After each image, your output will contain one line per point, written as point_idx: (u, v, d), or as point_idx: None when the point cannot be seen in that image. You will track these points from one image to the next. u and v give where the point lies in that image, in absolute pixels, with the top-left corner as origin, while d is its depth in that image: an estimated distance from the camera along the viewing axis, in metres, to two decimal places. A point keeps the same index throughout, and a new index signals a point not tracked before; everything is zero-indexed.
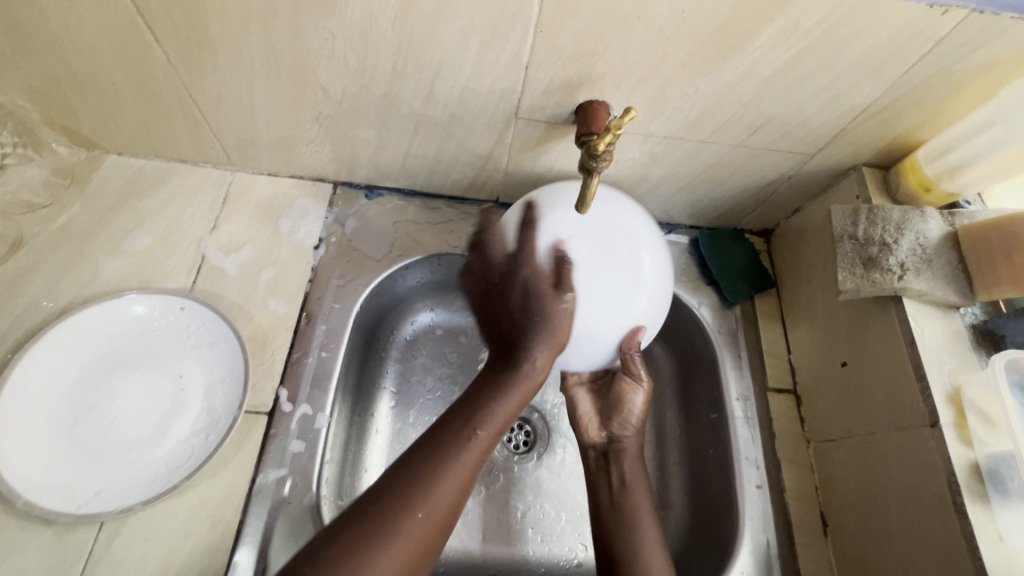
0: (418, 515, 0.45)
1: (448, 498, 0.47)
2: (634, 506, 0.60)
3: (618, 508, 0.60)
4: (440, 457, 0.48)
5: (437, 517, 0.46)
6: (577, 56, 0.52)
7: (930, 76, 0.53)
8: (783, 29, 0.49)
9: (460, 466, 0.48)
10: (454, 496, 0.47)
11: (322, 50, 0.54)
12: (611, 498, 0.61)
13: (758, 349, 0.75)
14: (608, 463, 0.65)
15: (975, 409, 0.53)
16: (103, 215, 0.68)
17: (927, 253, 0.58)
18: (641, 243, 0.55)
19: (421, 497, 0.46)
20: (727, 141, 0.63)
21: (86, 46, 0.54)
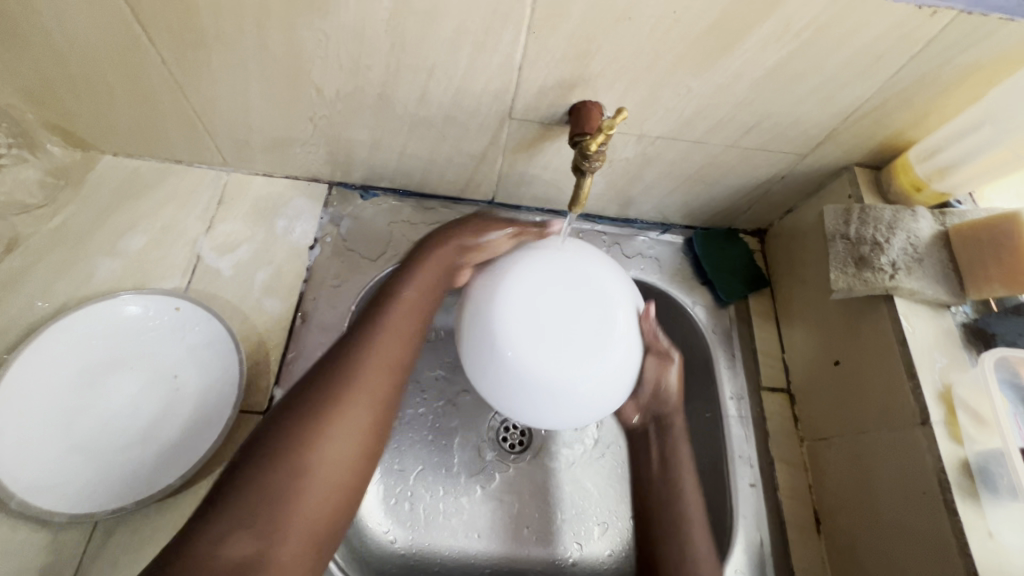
0: (352, 420, 0.49)
1: (377, 409, 0.51)
2: (683, 502, 0.64)
3: (665, 498, 0.65)
4: (359, 363, 0.52)
5: (365, 425, 0.50)
6: (569, 56, 0.53)
7: (920, 76, 0.54)
8: (774, 30, 0.49)
9: (375, 376, 0.52)
10: (364, 431, 0.50)
11: (316, 51, 0.54)
12: (659, 479, 0.67)
13: (752, 348, 0.75)
14: (651, 439, 0.69)
15: (966, 407, 0.54)
16: (98, 215, 0.68)
17: (918, 252, 0.59)
18: (573, 258, 0.52)
19: (353, 406, 0.50)
20: (720, 141, 0.64)
21: (80, 47, 0.54)
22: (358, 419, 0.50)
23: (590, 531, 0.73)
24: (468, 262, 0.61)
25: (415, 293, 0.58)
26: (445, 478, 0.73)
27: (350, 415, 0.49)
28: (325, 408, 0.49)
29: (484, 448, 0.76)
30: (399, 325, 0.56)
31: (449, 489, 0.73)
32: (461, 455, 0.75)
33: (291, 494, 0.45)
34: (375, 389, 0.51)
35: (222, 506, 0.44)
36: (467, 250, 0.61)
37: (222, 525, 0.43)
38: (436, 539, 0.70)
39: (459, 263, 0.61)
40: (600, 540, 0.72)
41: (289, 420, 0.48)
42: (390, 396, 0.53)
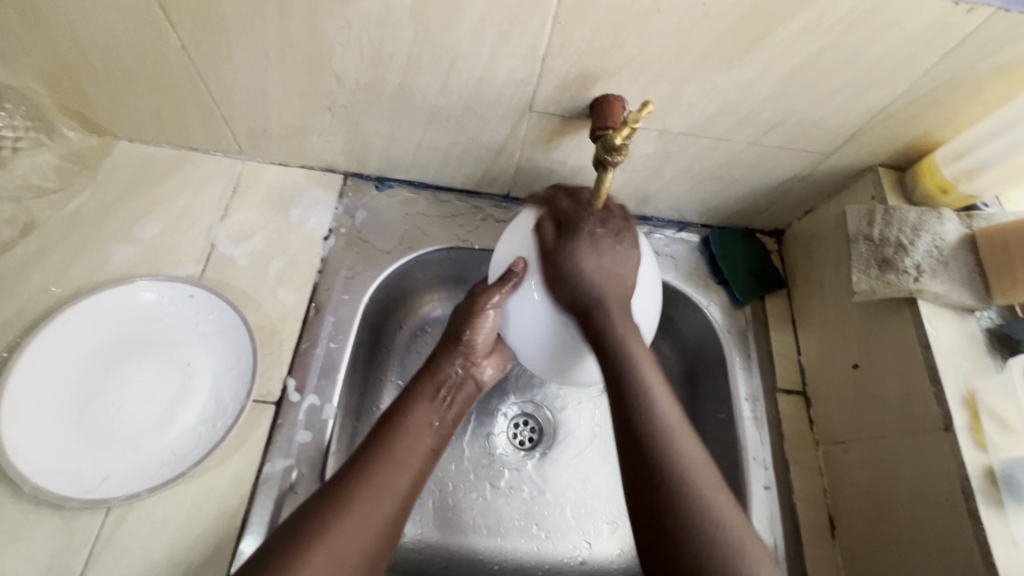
0: (346, 550, 0.45)
1: (378, 533, 0.48)
2: (631, 353, 0.53)
3: (618, 352, 0.53)
4: (386, 447, 0.54)
5: (362, 551, 0.47)
6: (594, 48, 0.52)
7: (951, 75, 0.53)
8: (804, 25, 0.48)
9: (381, 498, 0.50)
10: (398, 506, 0.51)
11: (337, 39, 0.53)
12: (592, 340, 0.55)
13: (767, 349, 0.74)
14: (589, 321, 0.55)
15: (991, 414, 0.53)
16: (113, 201, 0.68)
17: (943, 255, 0.57)
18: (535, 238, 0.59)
19: (352, 534, 0.47)
20: (742, 138, 0.63)
21: (99, 30, 0.54)
22: (350, 547, 0.46)
23: (599, 530, 0.72)
24: (473, 377, 0.65)
25: (429, 414, 0.59)
26: (455, 473, 0.72)
27: (344, 536, 0.46)
28: (325, 522, 0.46)
29: (493, 445, 0.76)
30: (407, 456, 0.55)
31: (459, 484, 0.72)
32: (472, 452, 0.75)
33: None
34: (379, 516, 0.49)
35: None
36: (473, 363, 0.64)
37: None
38: (444, 535, 0.69)
39: (463, 378, 0.64)
40: (609, 538, 0.72)
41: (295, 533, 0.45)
42: (394, 520, 0.50)
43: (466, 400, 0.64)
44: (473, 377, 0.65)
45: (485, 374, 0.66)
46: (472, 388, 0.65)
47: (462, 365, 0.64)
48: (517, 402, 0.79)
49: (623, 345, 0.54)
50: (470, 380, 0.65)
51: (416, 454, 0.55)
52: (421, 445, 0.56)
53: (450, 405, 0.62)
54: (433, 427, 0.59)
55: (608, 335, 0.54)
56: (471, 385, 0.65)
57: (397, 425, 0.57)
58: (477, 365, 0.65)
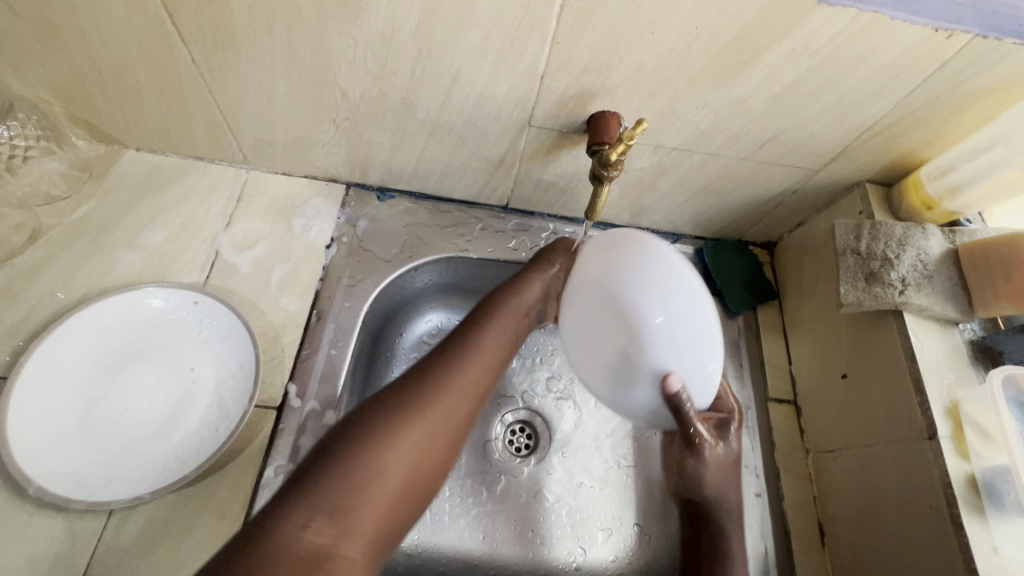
0: (419, 444, 0.51)
1: (447, 427, 0.53)
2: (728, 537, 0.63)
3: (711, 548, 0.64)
4: (462, 352, 0.58)
5: (434, 444, 0.52)
6: (590, 67, 0.54)
7: (933, 97, 0.55)
8: (792, 48, 0.50)
9: (461, 397, 0.55)
10: (467, 404, 0.55)
11: (343, 55, 0.55)
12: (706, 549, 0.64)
13: (759, 359, 0.76)
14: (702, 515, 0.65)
15: (973, 424, 0.54)
16: (120, 209, 0.69)
17: (927, 269, 0.59)
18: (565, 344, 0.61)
19: (424, 429, 0.51)
20: (734, 154, 0.65)
21: (114, 44, 0.56)
22: (437, 433, 0.53)
23: (594, 536, 0.73)
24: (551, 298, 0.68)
25: (512, 327, 0.63)
26: (452, 479, 0.74)
27: (417, 435, 0.51)
28: (417, 405, 0.52)
29: (491, 450, 0.77)
30: (478, 364, 0.58)
31: (456, 490, 0.73)
32: (469, 458, 0.76)
33: (355, 494, 0.46)
34: (450, 411, 0.54)
35: (337, 475, 0.46)
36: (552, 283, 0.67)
37: (338, 471, 0.46)
38: (441, 540, 0.70)
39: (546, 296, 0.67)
40: (604, 545, 0.73)
41: (380, 413, 0.51)
42: (464, 419, 0.55)
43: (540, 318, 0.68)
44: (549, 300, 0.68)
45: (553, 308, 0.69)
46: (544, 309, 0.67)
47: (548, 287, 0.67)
48: (514, 409, 0.80)
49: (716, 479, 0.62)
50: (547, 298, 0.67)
51: (485, 365, 0.59)
52: (489, 356, 0.60)
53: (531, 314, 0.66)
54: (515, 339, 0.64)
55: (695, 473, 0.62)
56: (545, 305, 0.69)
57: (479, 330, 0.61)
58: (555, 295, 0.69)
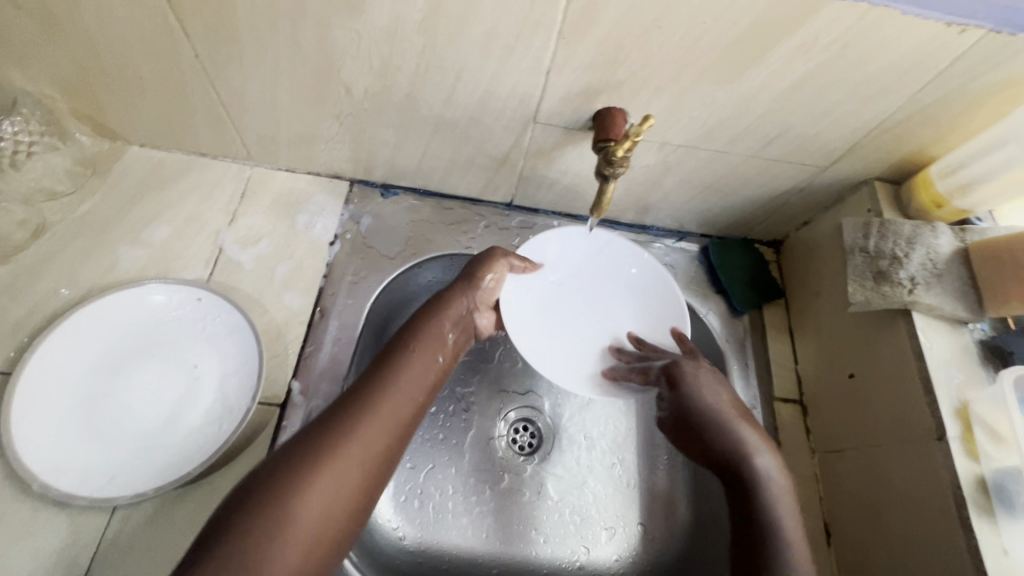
0: (341, 481, 0.46)
1: (374, 457, 0.48)
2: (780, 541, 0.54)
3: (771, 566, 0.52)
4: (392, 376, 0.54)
5: (358, 477, 0.47)
6: (596, 63, 0.53)
7: (944, 93, 0.54)
8: (802, 43, 0.49)
9: (379, 428, 0.50)
10: (392, 434, 0.51)
11: (347, 51, 0.55)
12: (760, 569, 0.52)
13: (765, 358, 0.75)
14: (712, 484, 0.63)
15: (984, 425, 0.54)
16: (123, 205, 0.69)
17: (937, 268, 0.59)
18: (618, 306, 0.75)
19: (346, 463, 0.47)
20: (741, 151, 0.64)
21: (117, 40, 0.55)
22: (347, 474, 0.46)
23: (598, 536, 0.73)
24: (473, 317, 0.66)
25: (433, 351, 0.59)
26: (455, 477, 0.73)
27: (340, 468, 0.46)
28: (323, 445, 0.47)
29: (494, 448, 0.77)
30: (409, 387, 0.54)
31: (459, 488, 0.73)
32: (472, 456, 0.75)
33: (267, 547, 0.41)
34: (376, 440, 0.49)
35: (252, 513, 0.42)
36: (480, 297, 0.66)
37: (242, 523, 0.41)
38: (444, 538, 0.70)
39: (467, 315, 0.65)
40: (608, 544, 0.72)
41: (299, 448, 0.46)
42: (391, 449, 0.51)
43: (465, 338, 0.65)
44: (473, 317, 0.66)
45: (485, 323, 0.68)
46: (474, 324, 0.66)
47: (471, 303, 0.65)
48: (516, 407, 0.80)
49: (721, 413, 0.62)
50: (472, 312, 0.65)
51: (418, 387, 0.55)
52: (425, 378, 0.56)
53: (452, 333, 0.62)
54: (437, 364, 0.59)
55: (699, 407, 0.63)
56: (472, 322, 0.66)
57: (399, 357, 0.56)
58: (480, 309, 0.67)
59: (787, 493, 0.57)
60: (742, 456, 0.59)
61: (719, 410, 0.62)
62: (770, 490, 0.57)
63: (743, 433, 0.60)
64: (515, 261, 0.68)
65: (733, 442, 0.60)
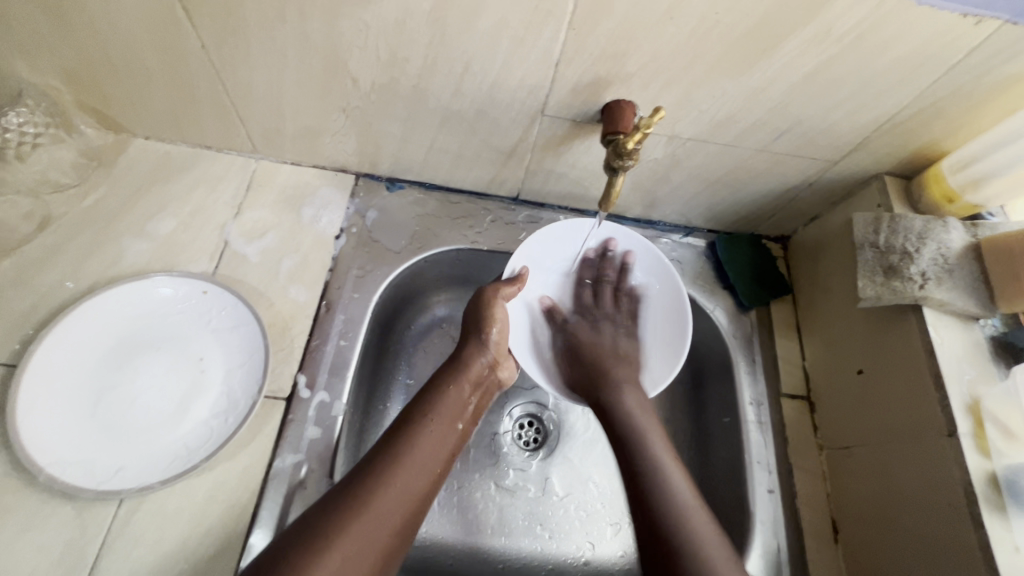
0: (359, 557, 0.46)
1: (390, 533, 0.49)
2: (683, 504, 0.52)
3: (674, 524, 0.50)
4: (410, 445, 0.54)
5: (375, 552, 0.47)
6: (606, 55, 0.53)
7: (958, 86, 0.53)
8: (815, 34, 0.49)
9: (395, 504, 0.50)
10: (409, 508, 0.51)
11: (355, 42, 0.54)
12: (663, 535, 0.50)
13: (772, 354, 0.75)
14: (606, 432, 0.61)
15: (996, 421, 0.53)
16: (128, 197, 0.69)
17: (948, 263, 0.58)
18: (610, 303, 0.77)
19: (363, 539, 0.47)
20: (750, 145, 0.63)
21: (122, 30, 0.55)
22: (363, 555, 0.46)
23: (603, 532, 0.72)
24: (495, 375, 0.66)
25: (450, 417, 0.59)
26: (460, 472, 0.73)
27: (358, 542, 0.46)
28: (340, 525, 0.46)
29: (500, 444, 0.76)
30: (428, 458, 0.55)
31: (464, 483, 0.73)
32: (477, 451, 0.75)
33: None
34: (393, 514, 0.49)
35: None
36: (496, 359, 0.66)
37: None
38: (449, 533, 0.69)
39: (487, 374, 0.65)
40: (613, 540, 0.72)
41: (318, 525, 0.46)
42: (407, 523, 0.51)
43: (487, 397, 0.65)
44: (494, 375, 0.66)
45: (508, 373, 0.68)
46: (491, 385, 0.66)
47: (489, 361, 0.65)
48: (522, 403, 0.80)
49: (633, 413, 0.62)
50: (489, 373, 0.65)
51: (436, 457, 0.56)
52: (443, 446, 0.57)
53: (473, 398, 0.63)
54: (456, 432, 0.59)
55: (618, 408, 0.62)
56: (493, 382, 0.67)
57: (417, 427, 0.56)
58: (500, 364, 0.67)
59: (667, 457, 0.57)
60: (641, 444, 0.58)
61: (632, 410, 0.62)
62: (663, 476, 0.54)
63: (649, 432, 0.59)
64: (508, 291, 0.66)
65: (635, 432, 0.59)
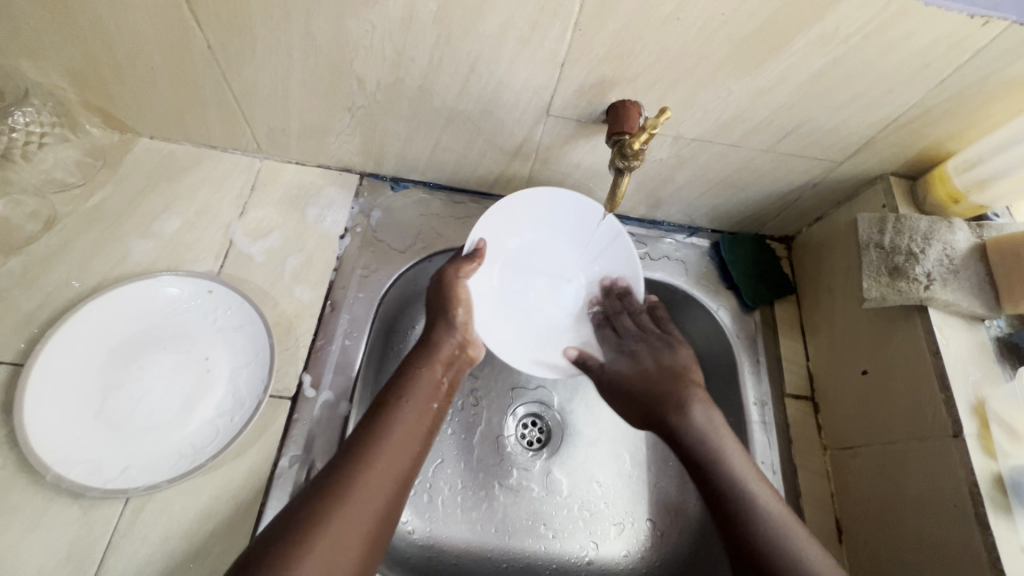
0: (348, 541, 0.46)
1: (375, 514, 0.49)
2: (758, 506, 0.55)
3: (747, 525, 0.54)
4: (386, 428, 0.54)
5: (363, 535, 0.47)
6: (612, 55, 0.53)
7: (965, 86, 0.53)
8: (821, 35, 0.49)
9: (376, 485, 0.50)
10: (391, 487, 0.51)
11: (361, 42, 0.54)
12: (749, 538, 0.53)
13: (776, 354, 0.75)
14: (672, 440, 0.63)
15: (1001, 423, 0.53)
16: (134, 197, 0.69)
17: (953, 264, 0.58)
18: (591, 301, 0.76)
19: (348, 522, 0.47)
20: (756, 145, 0.63)
21: (129, 30, 0.55)
22: (350, 536, 0.46)
23: (607, 531, 0.73)
24: (467, 354, 0.66)
25: (424, 398, 0.59)
26: (464, 471, 0.73)
27: (345, 525, 0.47)
28: (323, 512, 0.47)
29: (503, 443, 0.76)
30: (406, 438, 0.55)
31: (468, 483, 0.73)
32: (481, 451, 0.75)
33: None
34: (375, 495, 0.50)
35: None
36: (466, 339, 0.66)
37: None
38: (453, 532, 0.69)
39: (458, 354, 0.65)
40: (617, 539, 0.72)
41: (300, 514, 0.46)
42: (392, 502, 0.51)
43: (460, 377, 0.65)
44: (467, 354, 0.66)
45: (480, 350, 0.67)
46: (464, 364, 0.66)
47: (458, 342, 0.65)
48: (525, 402, 0.80)
49: (704, 431, 0.61)
50: (461, 354, 0.65)
51: (414, 437, 0.56)
52: (419, 427, 0.57)
53: (446, 377, 0.63)
54: (431, 411, 0.59)
55: (689, 431, 0.61)
56: (466, 362, 0.67)
57: (392, 410, 0.56)
58: (470, 343, 0.67)
59: (737, 454, 0.59)
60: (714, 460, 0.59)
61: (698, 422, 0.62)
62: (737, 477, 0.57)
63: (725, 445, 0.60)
64: (469, 268, 0.67)
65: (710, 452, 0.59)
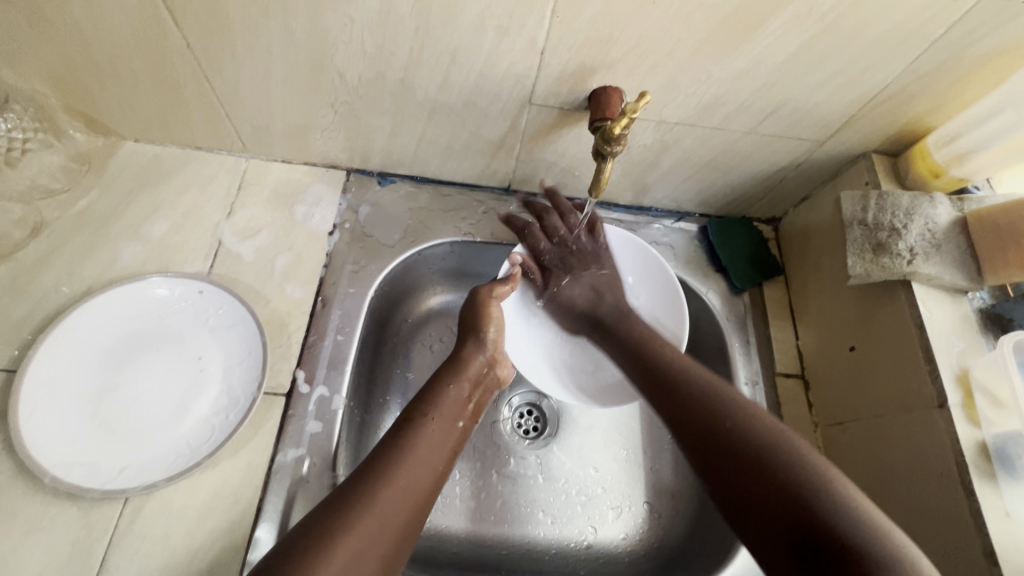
0: (362, 558, 0.46)
1: (390, 532, 0.49)
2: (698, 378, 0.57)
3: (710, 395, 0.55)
4: (408, 444, 0.55)
5: (377, 553, 0.47)
6: (591, 42, 0.53)
7: (942, 61, 0.54)
8: (797, 14, 0.49)
9: (398, 501, 0.50)
10: (409, 504, 0.51)
11: (340, 36, 0.54)
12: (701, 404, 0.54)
13: (765, 334, 0.75)
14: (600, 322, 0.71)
15: (984, 391, 0.54)
16: (121, 200, 0.69)
17: (936, 238, 0.59)
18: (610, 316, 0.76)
19: (361, 540, 0.46)
20: (738, 127, 0.64)
21: (106, 32, 0.55)
22: (372, 548, 0.47)
23: (605, 516, 0.73)
24: (495, 373, 0.68)
25: (451, 415, 0.60)
26: (462, 462, 0.74)
27: (361, 542, 0.46)
28: (340, 525, 0.47)
29: (501, 433, 0.77)
30: (428, 456, 0.55)
31: (466, 473, 0.73)
32: (478, 441, 0.76)
33: None
34: (392, 511, 0.50)
35: None
36: (495, 359, 0.68)
37: None
38: (453, 521, 0.70)
39: (486, 372, 0.66)
40: (615, 523, 0.73)
41: (316, 525, 0.46)
42: (409, 521, 0.51)
43: (487, 395, 0.66)
44: (494, 373, 0.67)
45: (507, 371, 0.69)
46: (492, 384, 0.67)
47: (488, 359, 0.67)
48: (521, 393, 0.81)
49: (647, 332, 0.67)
50: (490, 372, 0.67)
51: (439, 456, 0.56)
52: (444, 446, 0.57)
53: (473, 395, 0.64)
54: (457, 429, 0.60)
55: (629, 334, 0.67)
56: (493, 380, 0.68)
57: (417, 424, 0.57)
58: (499, 362, 0.68)
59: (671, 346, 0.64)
60: (738, 415, 0.52)
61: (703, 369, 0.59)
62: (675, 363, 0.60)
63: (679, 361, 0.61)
64: (503, 290, 0.69)
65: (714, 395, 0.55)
